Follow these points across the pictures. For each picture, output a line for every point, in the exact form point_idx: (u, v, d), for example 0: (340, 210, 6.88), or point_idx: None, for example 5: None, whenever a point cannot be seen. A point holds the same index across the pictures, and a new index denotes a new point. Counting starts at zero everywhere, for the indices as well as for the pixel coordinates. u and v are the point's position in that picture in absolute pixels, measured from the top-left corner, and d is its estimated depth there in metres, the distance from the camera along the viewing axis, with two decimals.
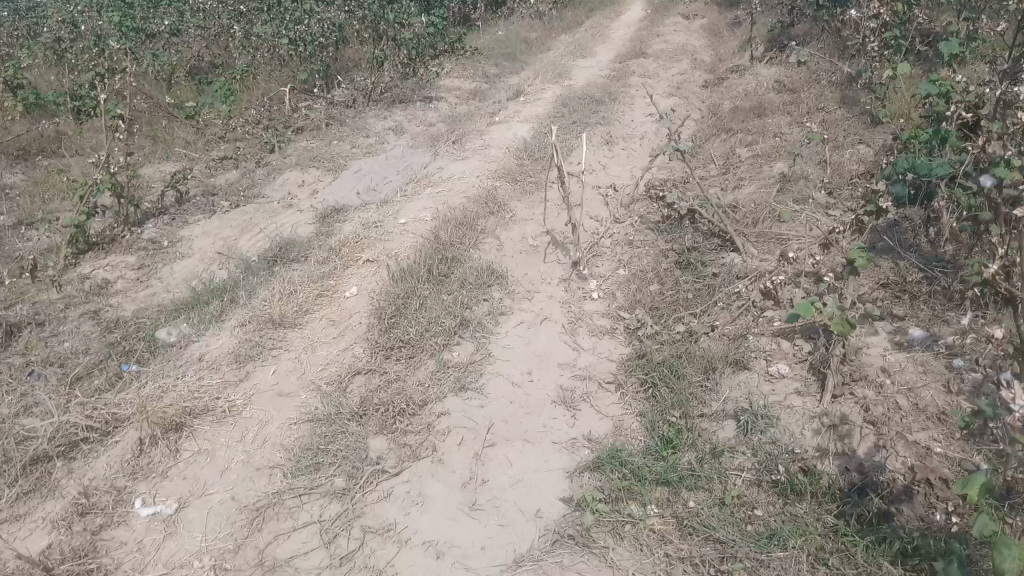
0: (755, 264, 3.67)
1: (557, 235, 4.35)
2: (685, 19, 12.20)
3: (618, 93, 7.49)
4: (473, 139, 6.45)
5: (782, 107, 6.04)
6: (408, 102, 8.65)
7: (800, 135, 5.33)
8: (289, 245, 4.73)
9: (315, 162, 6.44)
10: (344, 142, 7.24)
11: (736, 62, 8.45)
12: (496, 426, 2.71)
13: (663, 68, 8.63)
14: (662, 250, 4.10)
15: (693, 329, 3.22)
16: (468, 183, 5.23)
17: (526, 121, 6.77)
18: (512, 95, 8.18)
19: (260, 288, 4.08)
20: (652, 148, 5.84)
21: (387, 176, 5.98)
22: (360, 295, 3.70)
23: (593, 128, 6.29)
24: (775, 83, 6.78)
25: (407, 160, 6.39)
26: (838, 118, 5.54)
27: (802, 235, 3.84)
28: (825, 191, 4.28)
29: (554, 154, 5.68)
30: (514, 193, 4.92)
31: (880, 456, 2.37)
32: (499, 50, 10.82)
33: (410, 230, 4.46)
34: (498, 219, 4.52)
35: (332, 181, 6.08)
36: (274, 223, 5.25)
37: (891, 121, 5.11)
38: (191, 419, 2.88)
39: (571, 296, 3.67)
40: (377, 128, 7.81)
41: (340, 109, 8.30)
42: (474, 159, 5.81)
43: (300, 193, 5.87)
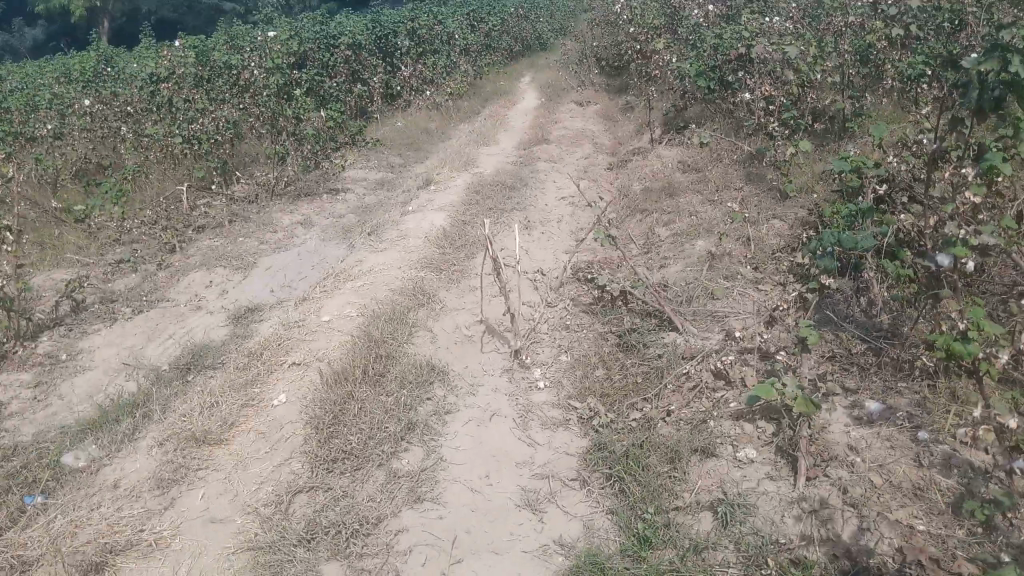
0: (698, 344, 3.63)
1: (491, 324, 4.22)
2: (579, 104, 12.60)
3: (528, 177, 7.55)
4: (387, 229, 6.31)
5: (692, 186, 6.19)
6: (314, 194, 8.50)
7: (715, 212, 5.46)
8: (203, 350, 4.42)
9: (221, 259, 6.14)
10: (250, 239, 6.97)
11: (637, 144, 8.71)
12: (461, 539, 2.50)
13: (567, 152, 8.80)
14: (600, 333, 4.03)
15: (649, 415, 3.12)
16: (390, 275, 5.07)
17: (440, 209, 6.70)
18: (421, 184, 8.13)
19: (177, 401, 3.78)
20: (571, 231, 5.86)
21: (302, 272, 5.74)
22: (291, 402, 3.44)
23: (509, 214, 6.28)
24: (680, 163, 6.99)
25: (321, 253, 6.17)
26: (748, 194, 5.71)
27: (738, 311, 3.86)
28: (751, 267, 4.35)
29: (474, 241, 5.61)
30: (441, 283, 4.79)
31: (866, 539, 2.29)
32: (401, 140, 10.83)
33: (336, 327, 4.23)
34: (428, 311, 4.36)
35: (243, 279, 5.79)
36: (184, 327, 4.92)
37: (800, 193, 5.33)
38: (113, 558, 2.58)
39: (516, 387, 3.53)
40: (285, 223, 7.52)
41: (242, 205, 8.05)
42: (393, 250, 5.66)
43: (209, 293, 5.55)
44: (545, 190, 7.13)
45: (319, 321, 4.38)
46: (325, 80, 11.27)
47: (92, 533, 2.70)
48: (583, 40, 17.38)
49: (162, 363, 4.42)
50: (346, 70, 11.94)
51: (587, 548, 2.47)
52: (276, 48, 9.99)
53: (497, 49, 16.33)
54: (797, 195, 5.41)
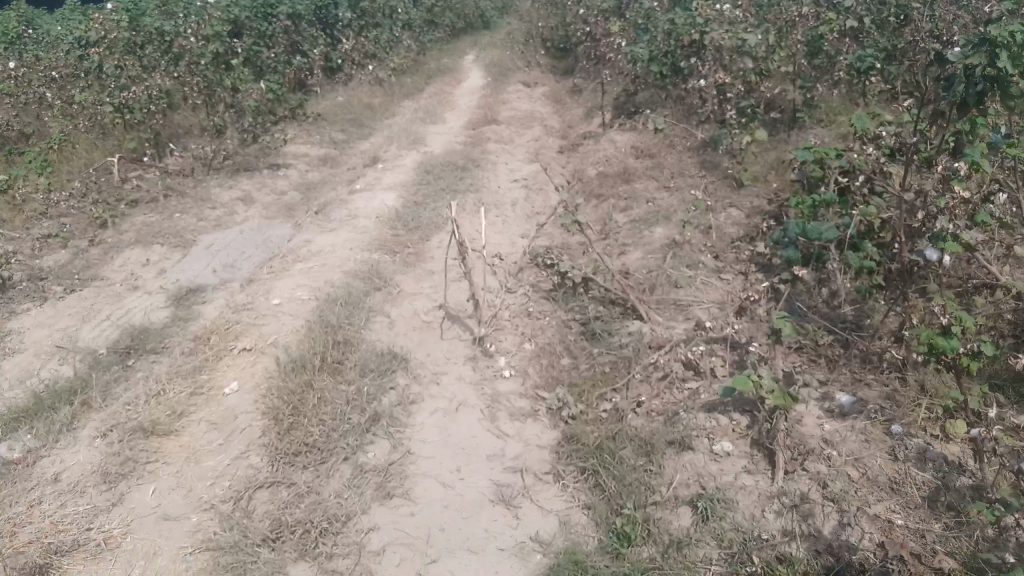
0: (665, 333, 3.60)
1: (450, 310, 4.10)
2: (526, 85, 12.46)
3: (478, 158, 7.41)
4: (336, 208, 6.09)
5: (647, 171, 6.16)
6: (254, 170, 8.13)
7: (672, 199, 5.43)
8: (144, 332, 4.18)
9: (158, 236, 5.84)
10: (187, 214, 6.66)
11: (587, 127, 8.65)
12: (435, 538, 2.40)
13: (516, 134, 8.68)
14: (563, 321, 3.96)
15: (619, 406, 3.06)
16: (341, 256, 4.89)
17: (390, 188, 6.50)
18: (368, 162, 7.90)
19: (119, 389, 3.57)
20: (525, 215, 5.77)
21: (246, 250, 5.49)
22: (244, 390, 3.27)
23: (462, 195, 6.13)
24: (632, 149, 6.96)
25: (265, 231, 5.91)
26: (703, 182, 5.71)
27: (703, 300, 3.83)
28: (712, 255, 4.33)
29: (428, 223, 5.46)
30: (397, 266, 4.64)
31: (847, 534, 2.29)
32: (343, 116, 10.52)
33: (288, 311, 4.04)
34: (385, 295, 4.21)
35: (183, 256, 5.51)
36: (121, 308, 4.66)
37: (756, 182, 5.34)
38: (58, 559, 2.41)
39: (481, 376, 3.43)
40: (224, 198, 7.15)
41: (177, 178, 7.69)
42: (343, 230, 5.46)
43: (146, 272, 5.28)
44: (496, 172, 7.00)
45: (269, 304, 4.18)
46: (264, 51, 10.86)
47: (34, 534, 2.51)
48: (527, 21, 17.21)
49: (99, 346, 4.17)
50: (285, 41, 11.53)
51: (566, 546, 2.41)
52: (213, 17, 9.57)
53: (439, 25, 16.02)
54: (752, 184, 5.43)
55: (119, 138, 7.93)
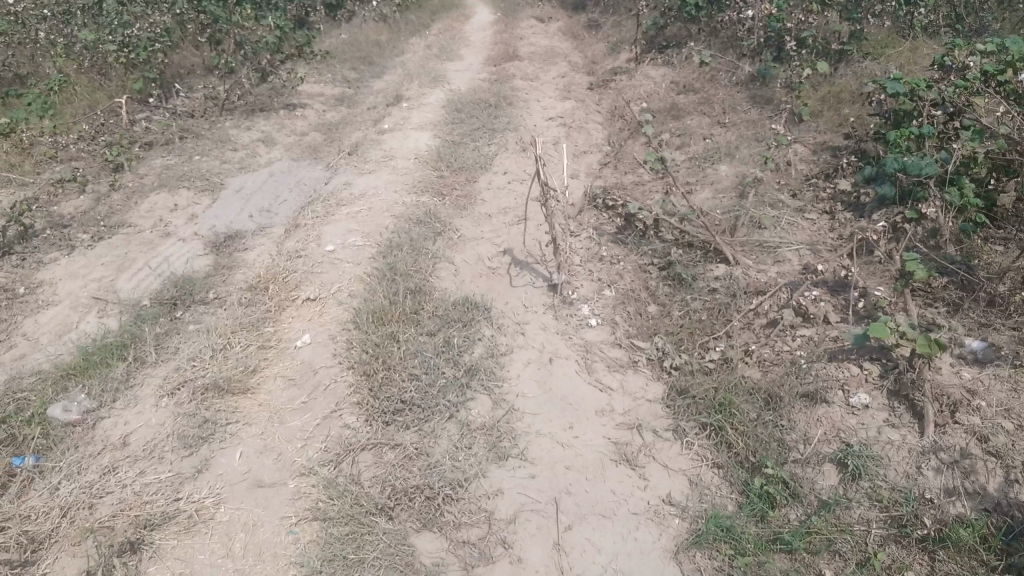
0: (758, 278, 3.36)
1: (516, 256, 3.86)
2: (540, 21, 11.96)
3: (508, 95, 7.05)
4: (367, 149, 5.77)
5: (695, 108, 5.86)
6: (270, 109, 7.70)
7: (730, 136, 5.15)
8: (188, 282, 3.92)
9: (182, 180, 5.52)
10: (206, 157, 6.31)
11: (614, 64, 8.29)
12: (563, 502, 2.21)
13: (541, 70, 8.30)
14: (640, 265, 3.72)
15: (728, 356, 2.84)
16: (388, 199, 4.61)
17: (421, 127, 6.18)
18: (390, 100, 7.53)
19: (174, 344, 3.34)
20: (570, 154, 5.48)
21: (279, 194, 5.20)
22: (318, 344, 3.04)
23: (501, 134, 5.82)
24: (672, 87, 6.65)
25: (295, 173, 5.60)
26: (758, 118, 5.42)
27: (792, 242, 3.60)
28: (790, 195, 4.09)
29: (471, 163, 5.15)
30: (451, 210, 4.37)
31: (1016, 492, 2.07)
32: (352, 54, 10.07)
33: (345, 259, 3.78)
34: (445, 240, 3.95)
35: (213, 201, 5.21)
36: (157, 257, 4.38)
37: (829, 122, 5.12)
38: (151, 532, 2.21)
39: (565, 325, 3.20)
40: (243, 139, 6.78)
41: (187, 119, 7.28)
42: (381, 171, 5.16)
43: (176, 218, 4.98)
44: (530, 110, 6.66)
45: (323, 251, 3.92)
46: None
47: (118, 505, 2.31)
48: None
49: (141, 297, 3.91)
50: None
51: (703, 508, 2.21)
52: None
53: None
54: (812, 121, 5.17)
55: (125, 77, 7.50)
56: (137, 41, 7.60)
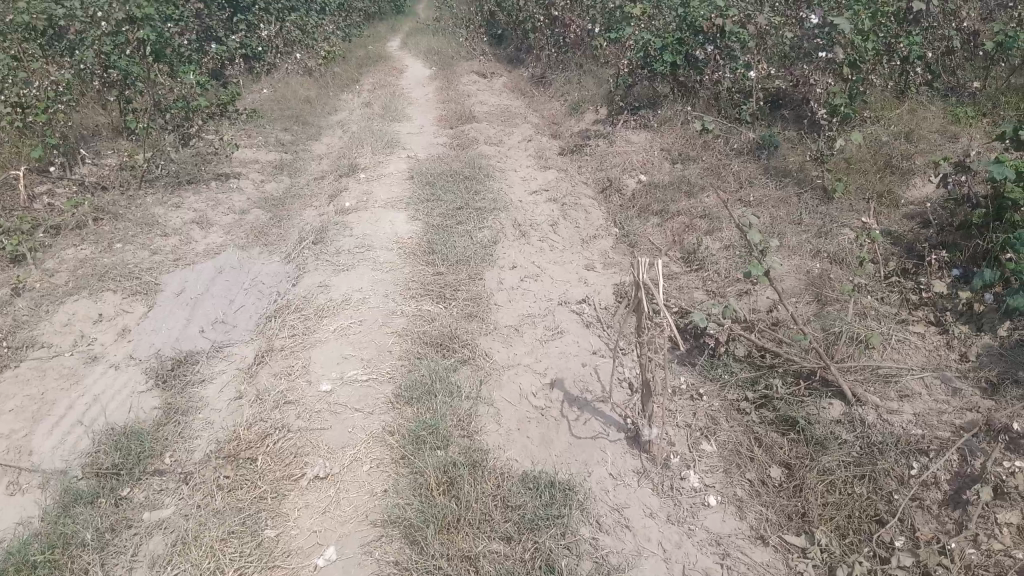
0: (899, 425, 2.69)
1: (567, 388, 3.04)
2: (482, 75, 11.30)
3: (480, 164, 6.28)
4: (335, 234, 4.88)
5: (706, 181, 5.23)
6: (199, 181, 6.67)
7: (764, 218, 4.52)
8: (132, 436, 2.92)
9: (105, 279, 4.47)
10: (128, 244, 5.24)
11: (583, 128, 7.70)
12: None
13: (504, 132, 7.60)
14: (729, 402, 2.98)
15: (919, 558, 2.15)
16: (382, 309, 3.77)
17: (392, 207, 5.33)
18: (340, 168, 6.64)
19: (127, 548, 2.37)
20: (576, 240, 4.76)
21: (234, 296, 4.25)
22: (347, 563, 2.17)
23: (490, 216, 5.04)
24: (665, 155, 6.05)
25: (248, 268, 4.66)
26: (785, 194, 4.85)
27: (914, 371, 2.96)
28: (876, 299, 3.48)
29: (468, 254, 4.35)
30: (466, 324, 3.54)
31: None
32: (282, 113, 9.10)
33: (349, 405, 2.91)
34: (472, 370, 3.10)
35: (150, 307, 4.20)
36: (84, 398, 3.37)
37: (870, 206, 4.61)
38: None
39: (676, 507, 2.41)
40: (173, 219, 5.75)
41: (99, 194, 6.17)
42: (360, 266, 4.30)
43: (103, 334, 3.96)
44: (508, 181, 5.92)
45: (316, 395, 3.00)
46: (178, 35, 9.13)
47: None
48: (456, 11, 16.04)
49: (68, 464, 2.89)
50: (198, 26, 9.88)
51: None
52: None
53: (350, 14, 14.64)
54: (847, 201, 4.64)
55: (19, 142, 6.31)
56: (35, 100, 6.27)
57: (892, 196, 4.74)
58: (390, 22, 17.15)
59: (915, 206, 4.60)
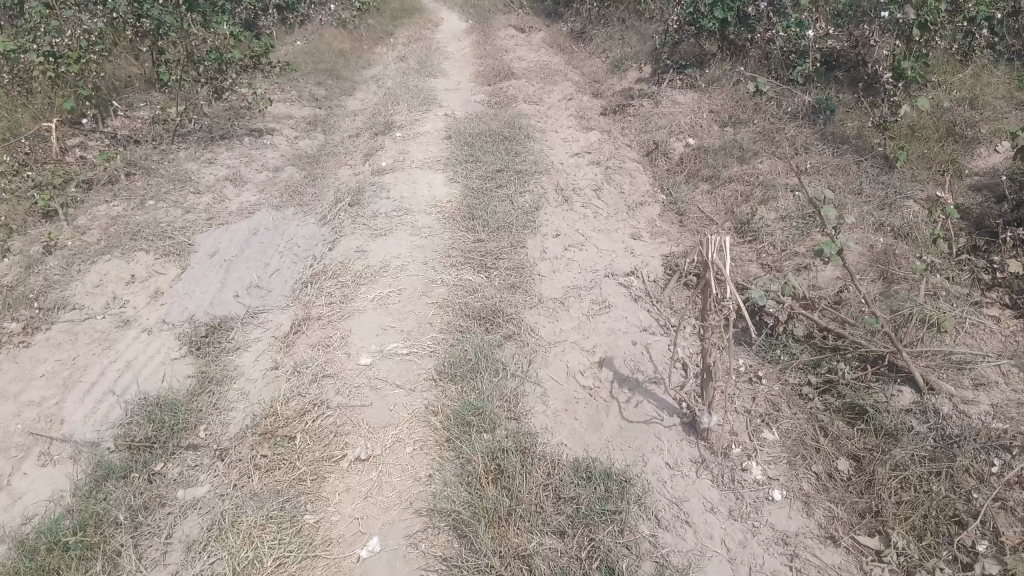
0: (977, 417, 2.51)
1: (618, 368, 2.88)
2: (519, 30, 10.99)
3: (519, 123, 6.07)
4: (371, 195, 4.74)
5: (758, 146, 4.99)
6: (232, 137, 6.54)
7: (821, 187, 4.30)
8: (165, 408, 2.83)
9: (136, 238, 4.37)
10: (161, 201, 5.13)
11: (625, 87, 7.43)
12: None
13: (543, 91, 7.35)
14: (790, 387, 2.82)
15: (1003, 566, 1.99)
16: (422, 278, 3.63)
17: (430, 168, 5.16)
18: (376, 126, 6.46)
19: (161, 529, 2.28)
20: (621, 207, 4.57)
21: (268, 259, 4.14)
22: (391, 554, 2.07)
23: (532, 180, 4.86)
24: (713, 118, 5.80)
25: (282, 229, 4.54)
26: (842, 162, 4.61)
27: (991, 357, 2.77)
28: (946, 278, 3.27)
29: (510, 221, 4.19)
30: (510, 296, 3.39)
31: None
32: (315, 66, 8.90)
33: (389, 381, 2.79)
34: (517, 347, 2.97)
35: (182, 268, 4.11)
36: (116, 365, 3.29)
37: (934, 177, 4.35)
38: None
39: (739, 502, 2.28)
40: (206, 175, 5.63)
41: (132, 148, 6.06)
42: (399, 232, 4.15)
43: (136, 297, 3.87)
44: (549, 143, 5.71)
45: (355, 369, 2.89)
46: None
47: None
48: None
49: (101, 435, 2.81)
50: None
51: None
52: None
53: None
54: (910, 171, 4.39)
55: (51, 93, 6.20)
56: (68, 49, 6.14)
57: (957, 166, 4.48)
58: None
59: (983, 177, 4.34)
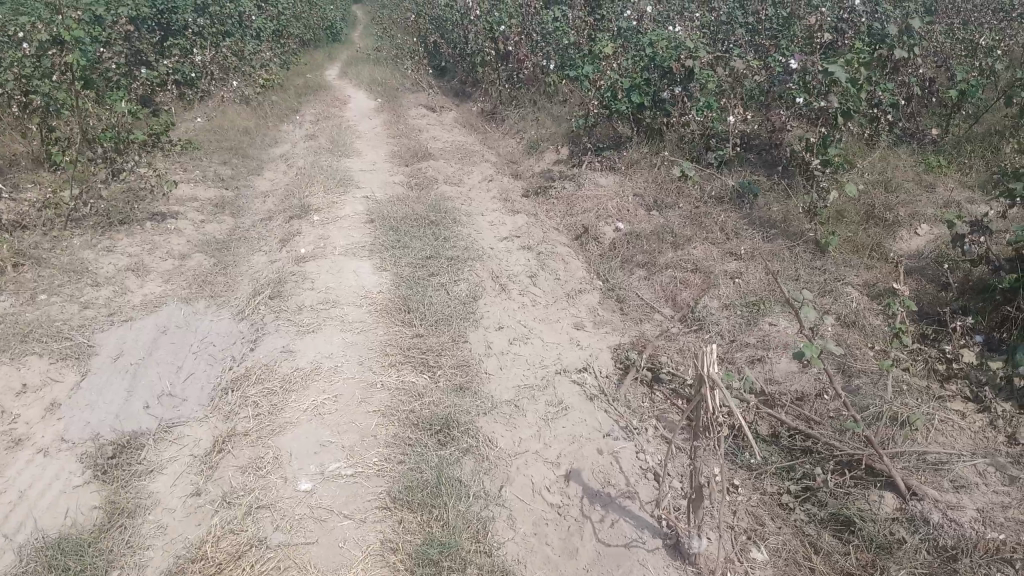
0: (967, 524, 2.42)
1: (587, 482, 2.65)
2: (430, 108, 10.94)
3: (443, 206, 5.90)
4: (294, 286, 4.42)
5: (689, 230, 4.97)
6: (132, 221, 6.09)
7: (760, 273, 4.27)
8: (70, 551, 2.45)
9: (27, 340, 3.90)
10: (53, 295, 4.65)
11: (544, 168, 7.41)
12: None
13: (462, 172, 7.24)
14: (768, 494, 2.68)
15: None
16: (360, 380, 3.33)
17: (354, 254, 4.89)
18: (290, 208, 6.15)
19: None
20: (559, 294, 4.42)
21: (181, 361, 3.76)
22: None
23: (464, 268, 4.65)
24: (639, 200, 5.79)
25: (195, 325, 4.16)
26: (775, 246, 4.63)
27: (966, 455, 2.69)
28: (904, 369, 3.22)
29: (448, 314, 3.96)
30: (459, 399, 3.14)
31: None
32: (219, 144, 8.53)
33: (337, 511, 2.49)
34: (475, 462, 2.72)
35: (82, 375, 3.67)
36: (7, 498, 2.86)
37: (865, 262, 4.41)
38: None
39: None
40: (105, 265, 5.17)
41: (19, 235, 5.53)
42: (328, 327, 3.85)
43: (29, 410, 3.42)
44: (476, 227, 5.55)
45: (295, 497, 2.56)
46: (105, 59, 8.48)
47: None
48: (397, 41, 15.65)
49: None
50: (127, 50, 9.23)
51: None
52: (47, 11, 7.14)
53: (287, 41, 14.09)
54: (842, 256, 4.44)
55: None
56: None
57: (885, 250, 4.56)
58: (327, 51, 16.64)
59: (911, 261, 4.42)
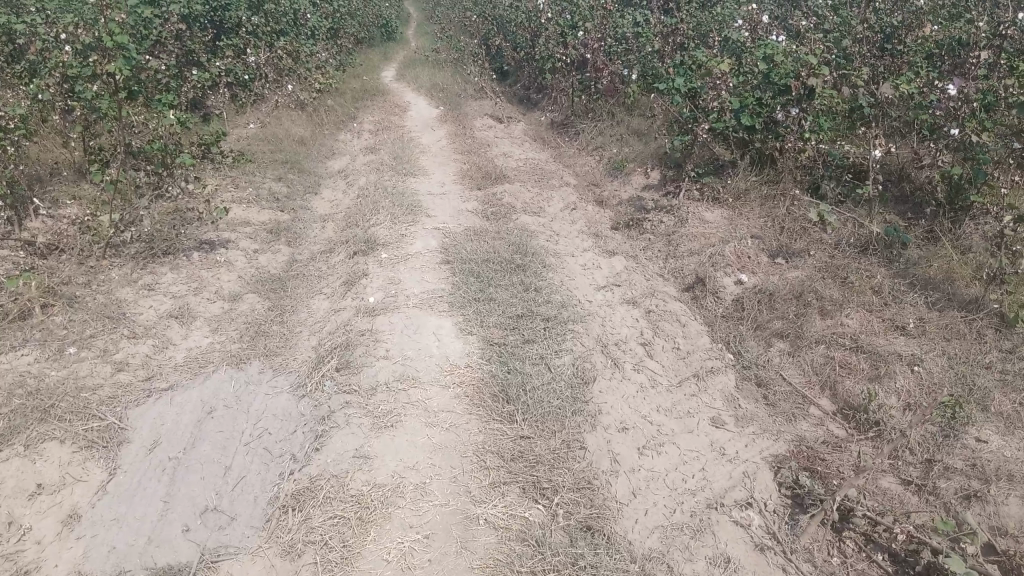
0: None
1: None
2: (497, 118, 10.18)
3: (528, 244, 5.12)
4: (364, 351, 3.68)
5: (835, 290, 4.14)
6: (179, 249, 5.40)
7: (942, 362, 3.44)
8: None
9: (45, 417, 3.20)
10: (84, 350, 3.97)
11: (633, 194, 6.60)
12: None
13: (542, 198, 6.45)
14: None
15: None
16: (458, 510, 2.59)
17: (433, 307, 4.15)
18: (354, 240, 5.43)
19: None
20: (685, 372, 3.63)
21: (229, 459, 3.03)
22: None
23: (566, 331, 3.87)
24: (759, 242, 4.97)
25: (247, 403, 3.42)
26: (947, 319, 3.79)
27: None
28: None
29: (557, 405, 3.18)
30: (591, 556, 2.41)
31: None
32: (273, 155, 7.85)
33: None
34: None
35: (110, 473, 2.96)
36: None
37: None
38: None
39: None
40: (146, 308, 4.49)
41: (53, 263, 4.88)
42: (409, 418, 3.10)
43: (42, 525, 2.72)
44: (569, 271, 4.78)
45: None
46: (154, 58, 7.84)
47: None
48: (456, 42, 14.84)
49: None
50: (177, 50, 8.59)
51: None
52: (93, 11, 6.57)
53: (342, 41, 13.42)
54: None
55: None
56: None
57: None
58: (382, 50, 15.96)
59: None
